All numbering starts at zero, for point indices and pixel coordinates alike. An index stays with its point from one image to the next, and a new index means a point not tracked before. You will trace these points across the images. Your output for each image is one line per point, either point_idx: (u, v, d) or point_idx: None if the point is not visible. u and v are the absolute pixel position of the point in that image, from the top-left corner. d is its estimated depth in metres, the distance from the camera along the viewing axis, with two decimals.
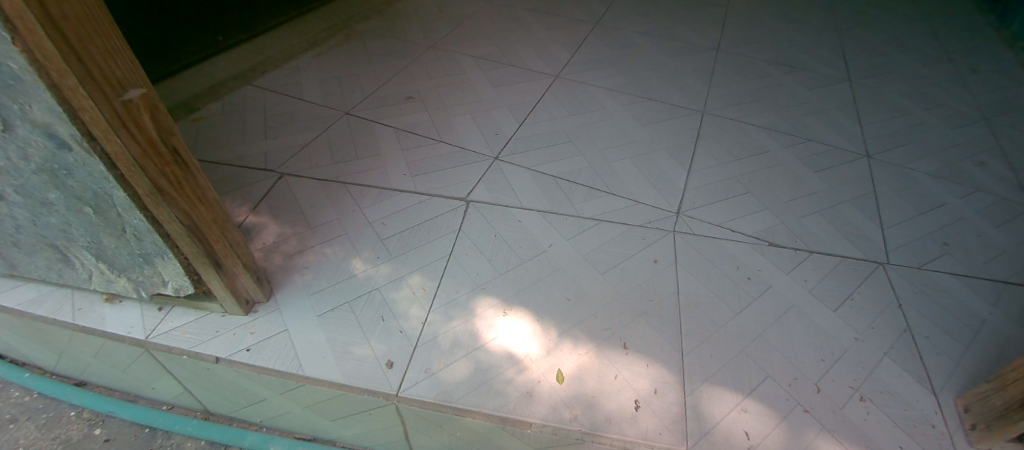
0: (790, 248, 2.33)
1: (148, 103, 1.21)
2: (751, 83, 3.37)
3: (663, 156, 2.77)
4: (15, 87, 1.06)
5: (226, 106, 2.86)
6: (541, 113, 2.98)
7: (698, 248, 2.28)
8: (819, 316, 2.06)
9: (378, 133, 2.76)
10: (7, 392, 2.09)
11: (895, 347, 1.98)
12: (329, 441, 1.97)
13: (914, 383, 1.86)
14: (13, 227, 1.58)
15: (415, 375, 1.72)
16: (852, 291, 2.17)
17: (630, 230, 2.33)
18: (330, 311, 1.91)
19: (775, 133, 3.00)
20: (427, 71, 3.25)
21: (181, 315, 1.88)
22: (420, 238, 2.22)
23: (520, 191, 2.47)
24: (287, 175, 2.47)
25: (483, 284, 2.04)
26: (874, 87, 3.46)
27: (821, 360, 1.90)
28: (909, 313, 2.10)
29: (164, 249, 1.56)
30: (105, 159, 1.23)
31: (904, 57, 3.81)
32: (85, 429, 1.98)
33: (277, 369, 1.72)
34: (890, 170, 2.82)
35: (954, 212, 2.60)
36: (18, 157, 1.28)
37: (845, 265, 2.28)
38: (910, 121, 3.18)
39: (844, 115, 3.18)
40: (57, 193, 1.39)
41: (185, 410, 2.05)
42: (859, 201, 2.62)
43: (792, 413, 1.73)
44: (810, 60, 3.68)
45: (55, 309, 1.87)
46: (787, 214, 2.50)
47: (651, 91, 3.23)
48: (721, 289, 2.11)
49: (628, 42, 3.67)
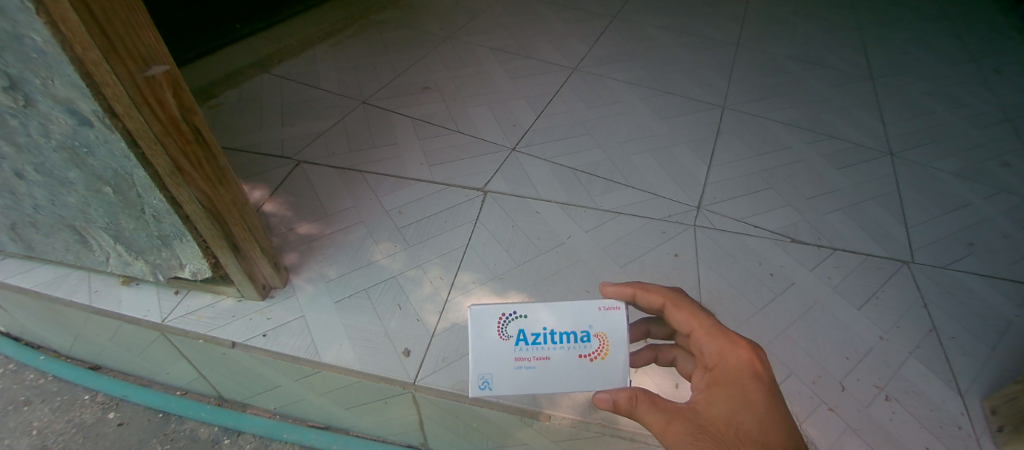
0: (812, 245, 2.28)
1: (171, 81, 1.18)
2: (772, 78, 3.31)
3: (683, 150, 2.73)
4: (39, 60, 1.05)
5: (243, 94, 2.85)
6: (558, 106, 2.94)
7: (719, 242, 2.23)
8: (843, 313, 2.01)
9: (395, 122, 2.74)
10: (22, 374, 2.09)
11: (921, 347, 1.93)
12: (342, 430, 1.96)
13: (941, 385, 1.81)
14: (33, 206, 1.58)
15: (433, 364, 1.70)
16: (876, 289, 2.12)
17: (649, 223, 2.29)
18: (346, 298, 1.89)
19: (796, 129, 2.94)
20: (443, 62, 3.22)
21: (197, 299, 1.87)
22: (437, 227, 2.19)
23: (537, 183, 2.44)
24: (304, 163, 2.46)
25: (500, 275, 2.01)
26: (896, 85, 3.39)
27: (846, 358, 1.86)
28: (934, 313, 2.04)
29: (183, 231, 1.54)
30: (126, 135, 1.21)
31: (927, 55, 3.73)
32: (99, 412, 1.98)
33: (293, 355, 1.70)
34: (914, 169, 2.75)
35: (979, 212, 2.53)
36: (40, 133, 1.27)
37: (869, 262, 2.23)
38: (934, 119, 3.11)
39: (866, 113, 3.11)
40: (77, 172, 1.38)
41: (199, 396, 2.05)
42: (882, 199, 2.55)
43: (816, 412, 1.68)
44: (831, 56, 3.61)
45: (71, 291, 1.87)
46: (809, 211, 2.45)
47: (670, 84, 3.18)
48: (743, 285, 2.07)
49: (646, 36, 3.62)
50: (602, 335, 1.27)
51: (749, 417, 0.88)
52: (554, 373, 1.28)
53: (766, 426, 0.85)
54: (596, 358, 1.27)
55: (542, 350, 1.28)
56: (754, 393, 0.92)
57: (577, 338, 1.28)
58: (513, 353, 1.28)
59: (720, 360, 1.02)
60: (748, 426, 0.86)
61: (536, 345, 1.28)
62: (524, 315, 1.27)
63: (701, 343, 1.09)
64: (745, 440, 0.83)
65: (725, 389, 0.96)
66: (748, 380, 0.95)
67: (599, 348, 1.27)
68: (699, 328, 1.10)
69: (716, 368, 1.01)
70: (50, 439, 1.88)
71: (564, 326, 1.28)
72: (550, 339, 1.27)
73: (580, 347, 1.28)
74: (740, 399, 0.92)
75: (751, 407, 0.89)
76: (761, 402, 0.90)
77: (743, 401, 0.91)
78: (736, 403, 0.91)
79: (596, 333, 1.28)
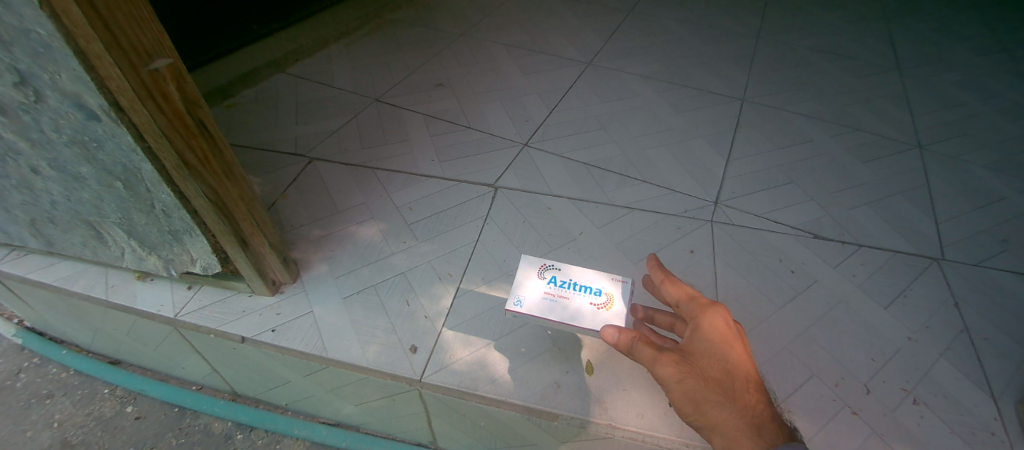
0: (836, 241, 2.19)
1: (175, 74, 1.18)
2: (794, 70, 3.20)
3: (700, 144, 2.65)
4: (46, 55, 1.05)
5: (259, 93, 2.88)
6: (572, 101, 2.89)
7: (737, 238, 2.16)
8: (869, 313, 1.92)
9: (407, 120, 2.72)
10: (45, 368, 2.15)
11: (951, 348, 1.82)
12: (352, 427, 1.97)
13: (973, 388, 1.71)
14: (50, 202, 1.60)
15: (440, 361, 1.68)
16: (904, 287, 2.02)
17: (665, 219, 2.23)
18: (355, 294, 1.89)
19: (819, 122, 2.83)
20: (455, 59, 3.20)
21: (209, 293, 1.89)
22: (447, 223, 2.17)
23: (550, 178, 2.40)
24: (316, 160, 2.46)
25: (510, 272, 1.97)
26: (925, 76, 3.24)
27: (870, 359, 1.77)
28: (966, 313, 1.94)
29: (192, 225, 1.55)
30: (132, 129, 1.21)
31: (958, 45, 3.57)
32: (118, 406, 2.01)
33: (301, 350, 1.70)
34: (945, 162, 2.62)
35: (1014, 207, 2.39)
36: (52, 128, 1.28)
37: (896, 259, 2.13)
38: (965, 111, 2.96)
39: (894, 105, 2.98)
40: (89, 167, 1.39)
41: (213, 391, 2.08)
42: (910, 193, 2.44)
43: (839, 415, 1.61)
44: (856, 47, 3.48)
45: (89, 286, 1.90)
46: (833, 206, 2.36)
47: (687, 78, 3.10)
48: (762, 282, 2.00)
49: (663, 29, 3.54)
50: (613, 292, 1.52)
51: (720, 348, 1.08)
52: (568, 309, 1.49)
53: (733, 359, 1.06)
54: (603, 308, 1.49)
55: (565, 292, 1.53)
56: (726, 333, 1.11)
57: (591, 291, 1.53)
58: (545, 289, 1.54)
59: (698, 313, 1.18)
60: (719, 356, 1.07)
61: (564, 287, 1.54)
62: (558, 267, 1.59)
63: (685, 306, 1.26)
64: (717, 368, 1.05)
65: (702, 332, 1.13)
66: (721, 323, 1.12)
67: (608, 300, 1.50)
68: (683, 298, 1.27)
69: (698, 316, 1.18)
70: (69, 432, 1.92)
71: (585, 281, 1.55)
72: (573, 286, 1.54)
73: (593, 298, 1.52)
74: (715, 338, 1.10)
75: (720, 341, 1.09)
76: (731, 338, 1.10)
77: (718, 340, 1.10)
78: (708, 339, 1.10)
79: (607, 291, 1.52)
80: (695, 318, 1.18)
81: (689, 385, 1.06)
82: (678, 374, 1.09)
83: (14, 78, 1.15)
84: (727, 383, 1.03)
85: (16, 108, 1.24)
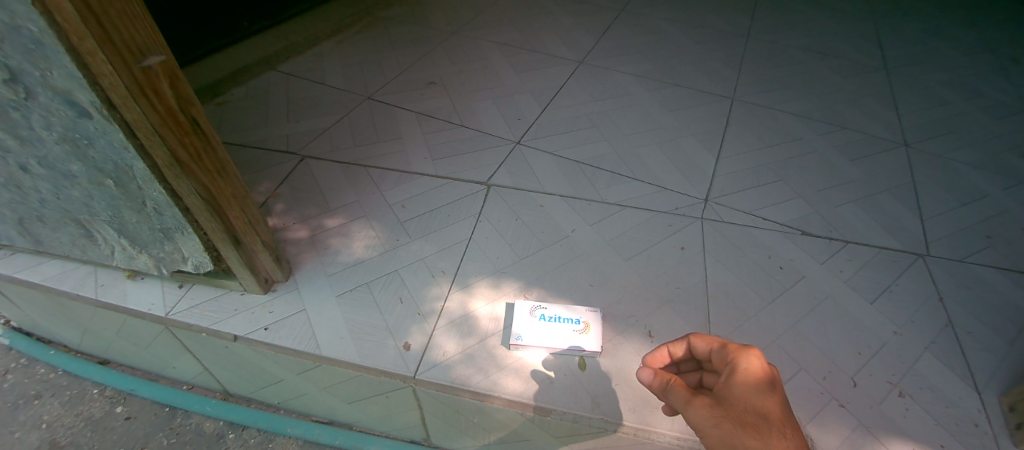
0: (824, 237, 2.22)
1: (168, 72, 1.18)
2: (783, 69, 3.24)
3: (691, 142, 2.68)
4: (37, 51, 1.04)
5: (250, 91, 2.87)
6: (564, 99, 2.91)
7: (728, 235, 2.19)
8: (856, 308, 1.95)
9: (399, 118, 2.72)
10: (33, 368, 2.12)
11: (936, 342, 1.86)
12: (346, 425, 1.97)
13: (957, 381, 1.75)
14: (39, 200, 1.59)
15: (434, 358, 1.68)
16: (890, 283, 2.06)
17: (656, 216, 2.25)
18: (347, 292, 1.89)
19: (808, 121, 2.87)
20: (447, 57, 3.20)
21: (201, 292, 1.88)
22: (439, 221, 2.17)
23: (542, 176, 2.41)
24: (308, 158, 2.46)
25: (502, 269, 1.98)
26: (911, 75, 3.29)
27: (857, 354, 1.80)
28: (951, 307, 1.98)
29: (184, 223, 1.54)
30: (125, 127, 1.20)
31: (943, 45, 3.63)
32: (107, 406, 2.00)
33: (293, 348, 1.70)
34: (930, 160, 2.67)
35: (997, 204, 2.44)
36: (42, 126, 1.27)
37: (882, 255, 2.16)
38: (950, 110, 3.01)
39: (880, 104, 3.03)
40: (79, 165, 1.38)
41: (204, 390, 2.07)
42: (896, 191, 2.48)
43: (827, 408, 1.64)
44: (844, 46, 3.53)
45: (78, 285, 1.88)
46: (821, 203, 2.39)
47: (678, 77, 3.13)
48: (752, 278, 2.02)
49: (654, 28, 3.56)
50: (588, 320, 1.79)
51: (758, 394, 0.95)
52: (556, 339, 1.73)
53: (771, 404, 0.92)
54: (583, 332, 1.75)
55: (551, 324, 1.78)
56: (763, 379, 0.97)
57: (571, 320, 1.79)
58: (535, 324, 1.77)
59: (733, 357, 1.05)
60: (757, 401, 0.93)
61: (551, 320, 1.79)
62: (543, 305, 1.84)
63: (717, 354, 1.11)
64: (755, 411, 0.91)
65: (737, 376, 0.99)
66: (759, 368, 0.99)
67: (586, 326, 1.77)
68: (716, 345, 1.13)
69: (732, 361, 1.04)
70: (59, 433, 1.90)
71: (565, 313, 1.81)
72: (556, 319, 1.79)
73: (574, 325, 1.78)
74: (753, 383, 0.96)
75: (756, 386, 0.96)
76: (770, 385, 0.97)
77: (756, 386, 0.96)
78: (745, 384, 0.97)
79: (584, 319, 1.79)
80: (729, 363, 1.04)
81: (726, 431, 0.91)
82: (713, 418, 0.95)
83: (4, 75, 1.14)
84: (769, 430, 0.87)
85: (5, 105, 1.23)
